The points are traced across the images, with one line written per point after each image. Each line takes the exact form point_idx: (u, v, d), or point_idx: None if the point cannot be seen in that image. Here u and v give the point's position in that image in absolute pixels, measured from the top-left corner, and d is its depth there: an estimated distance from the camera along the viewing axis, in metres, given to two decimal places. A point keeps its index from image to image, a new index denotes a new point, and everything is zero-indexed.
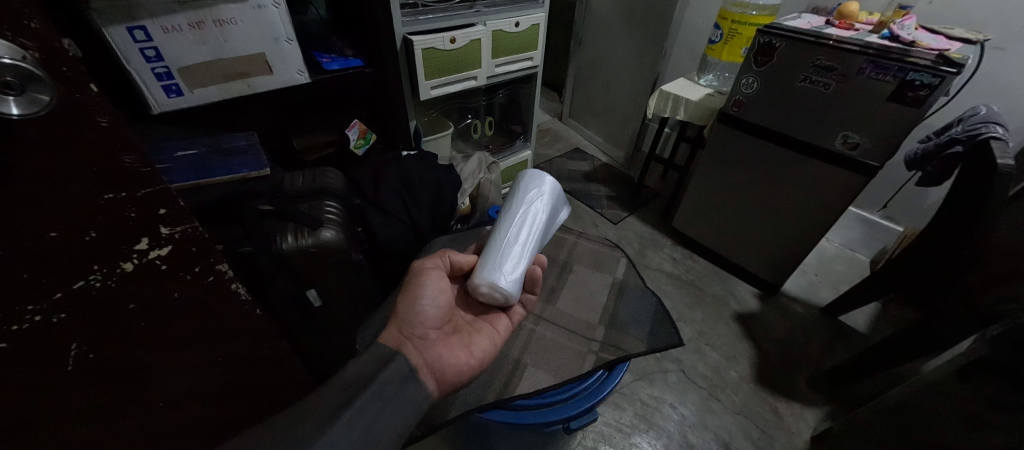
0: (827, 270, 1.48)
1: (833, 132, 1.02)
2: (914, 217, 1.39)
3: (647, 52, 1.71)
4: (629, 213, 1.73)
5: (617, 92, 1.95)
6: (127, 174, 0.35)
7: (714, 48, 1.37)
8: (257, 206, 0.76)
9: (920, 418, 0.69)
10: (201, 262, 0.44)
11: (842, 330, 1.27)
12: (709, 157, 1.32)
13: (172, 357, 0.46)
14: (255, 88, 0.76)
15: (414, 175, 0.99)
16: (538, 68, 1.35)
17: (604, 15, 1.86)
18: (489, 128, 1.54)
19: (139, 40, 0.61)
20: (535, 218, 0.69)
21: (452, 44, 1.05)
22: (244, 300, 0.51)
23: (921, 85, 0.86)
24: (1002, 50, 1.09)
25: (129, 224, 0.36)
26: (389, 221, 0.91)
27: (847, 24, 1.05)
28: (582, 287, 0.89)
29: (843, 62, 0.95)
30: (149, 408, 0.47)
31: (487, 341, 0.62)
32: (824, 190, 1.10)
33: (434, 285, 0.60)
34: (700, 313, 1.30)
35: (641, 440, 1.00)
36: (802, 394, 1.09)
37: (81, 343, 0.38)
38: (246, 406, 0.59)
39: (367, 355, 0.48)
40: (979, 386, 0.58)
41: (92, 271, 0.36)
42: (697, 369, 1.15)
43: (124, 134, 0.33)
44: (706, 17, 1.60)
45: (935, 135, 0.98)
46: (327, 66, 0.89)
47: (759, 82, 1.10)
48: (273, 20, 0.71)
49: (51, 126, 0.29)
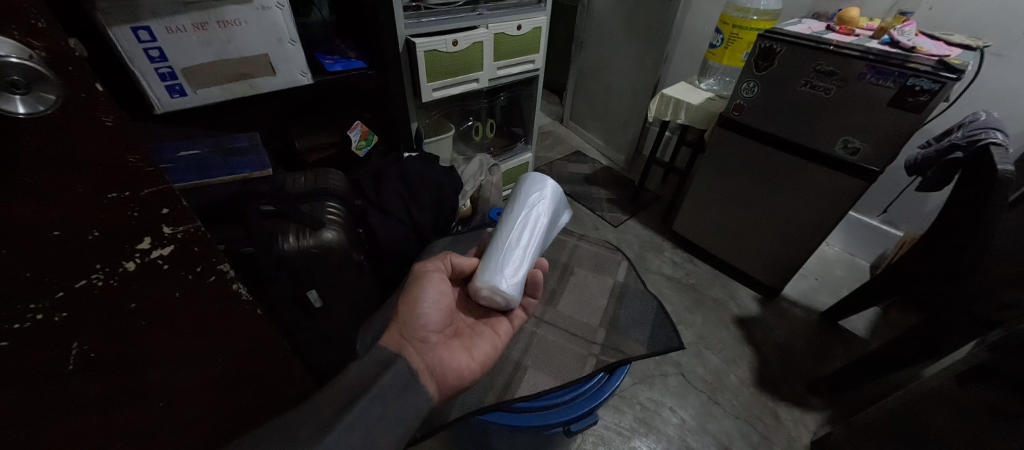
0: (826, 274, 1.48)
1: (833, 137, 1.03)
2: (914, 222, 1.39)
3: (647, 56, 1.72)
4: (629, 215, 1.73)
5: (617, 95, 1.95)
6: (130, 174, 0.35)
7: (715, 53, 1.38)
8: (259, 207, 0.76)
9: (921, 424, 0.69)
10: (203, 262, 0.44)
11: (841, 335, 1.26)
12: (709, 160, 1.33)
13: (172, 358, 0.46)
14: (257, 89, 0.76)
15: (415, 176, 0.99)
16: (539, 71, 1.36)
17: (605, 19, 1.86)
18: (490, 130, 1.55)
19: (143, 41, 0.61)
20: (537, 221, 0.69)
21: (455, 46, 1.05)
22: (245, 300, 0.51)
23: (921, 91, 0.86)
24: (1001, 56, 1.10)
25: (132, 223, 0.37)
26: (390, 223, 0.91)
27: (847, 30, 1.06)
28: (582, 289, 0.89)
29: (843, 67, 0.96)
30: (147, 409, 0.47)
31: (488, 345, 0.62)
32: (825, 194, 1.10)
33: (435, 288, 0.60)
34: (700, 317, 1.30)
35: (641, 443, 0.99)
36: (801, 399, 1.09)
37: (83, 342, 0.38)
38: (244, 408, 0.59)
39: (368, 357, 0.47)
40: (978, 392, 0.58)
41: (95, 270, 0.36)
42: (697, 372, 1.14)
43: (129, 134, 0.33)
44: (707, 21, 1.60)
45: (935, 140, 0.98)
46: (330, 68, 0.89)
47: (760, 86, 1.11)
48: (277, 22, 0.71)
49: (58, 126, 0.29)
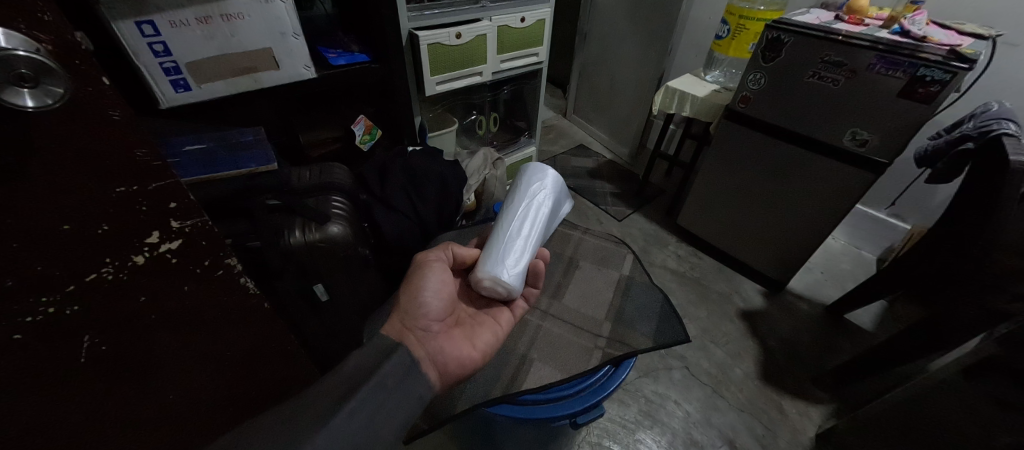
0: (833, 269, 1.47)
1: (842, 129, 1.02)
2: (924, 215, 1.37)
3: (652, 48, 1.70)
4: (633, 209, 1.72)
5: (621, 87, 1.94)
6: (139, 169, 0.35)
7: (721, 44, 1.36)
8: (266, 201, 0.76)
9: (930, 419, 0.68)
10: (210, 255, 0.44)
11: (847, 328, 1.26)
12: (715, 153, 1.32)
13: (181, 351, 0.47)
14: (262, 83, 0.76)
15: (420, 169, 0.98)
16: (542, 64, 1.35)
17: (609, 11, 1.84)
18: (494, 124, 1.54)
19: (147, 35, 0.61)
20: (539, 211, 0.69)
21: (458, 39, 1.04)
22: (251, 293, 0.51)
23: (932, 81, 0.85)
24: (1013, 46, 1.08)
25: (141, 216, 0.37)
26: (395, 217, 0.92)
27: (857, 20, 1.04)
28: (588, 282, 0.89)
29: (853, 57, 0.94)
30: (155, 399, 0.47)
31: (490, 334, 0.63)
32: (833, 186, 1.09)
33: (438, 278, 0.61)
34: (705, 310, 1.30)
35: (646, 436, 1.00)
36: (807, 392, 1.09)
37: (94, 335, 0.39)
38: (249, 399, 0.59)
39: (369, 347, 0.47)
40: (986, 385, 0.58)
41: (104, 264, 0.36)
42: (702, 366, 1.14)
43: (135, 128, 0.33)
44: (712, 12, 1.58)
45: (946, 130, 0.96)
46: (333, 61, 0.89)
47: (766, 77, 1.10)
48: (279, 16, 0.71)
49: (67, 121, 0.29)
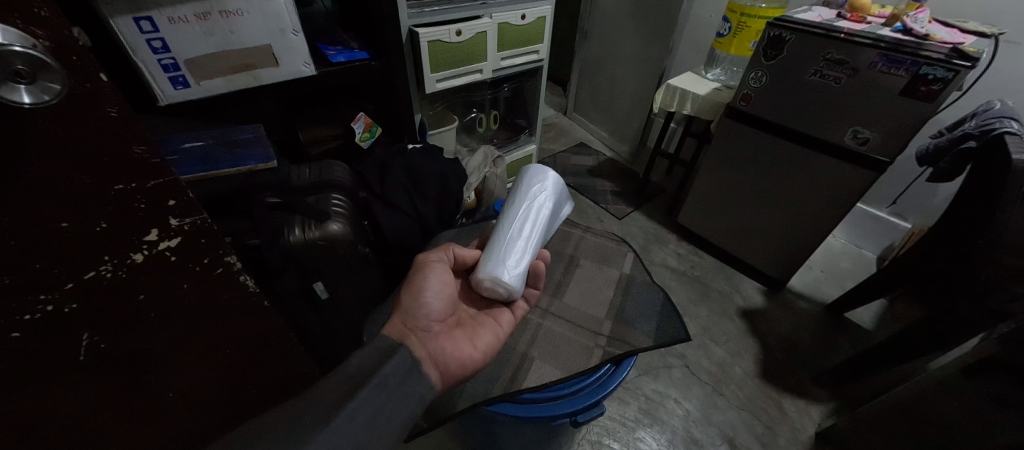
0: (833, 267, 1.47)
1: (843, 128, 1.01)
2: (925, 213, 1.37)
3: (653, 46, 1.69)
4: (633, 208, 1.72)
5: (622, 85, 1.93)
6: (139, 166, 0.35)
7: (722, 42, 1.35)
8: (266, 199, 0.76)
9: (930, 418, 0.68)
10: (210, 254, 0.44)
11: (847, 327, 1.26)
12: (716, 151, 1.31)
13: (181, 349, 0.47)
14: (261, 80, 0.76)
15: (420, 167, 0.98)
16: (543, 61, 1.34)
17: (610, 8, 1.84)
18: (495, 121, 1.53)
19: (146, 31, 0.61)
20: (539, 211, 0.69)
21: (458, 36, 1.04)
22: (251, 291, 0.51)
23: (934, 80, 0.85)
24: (1015, 44, 1.07)
25: (140, 214, 0.36)
26: (395, 215, 0.91)
27: (858, 18, 1.04)
28: (588, 281, 0.89)
29: (855, 56, 0.94)
30: (154, 398, 0.47)
31: (490, 335, 0.63)
32: (834, 185, 1.09)
33: (438, 278, 0.60)
34: (705, 309, 1.30)
35: (646, 434, 1.00)
36: (807, 390, 1.09)
37: (93, 333, 0.39)
38: (248, 399, 0.59)
39: (369, 347, 0.47)
40: (986, 384, 0.58)
41: (103, 262, 0.36)
42: (702, 364, 1.14)
43: (134, 125, 0.33)
44: (713, 10, 1.58)
45: (948, 129, 0.96)
46: (333, 58, 0.89)
47: (767, 75, 1.09)
48: (279, 12, 0.70)
49: (65, 117, 0.29)
